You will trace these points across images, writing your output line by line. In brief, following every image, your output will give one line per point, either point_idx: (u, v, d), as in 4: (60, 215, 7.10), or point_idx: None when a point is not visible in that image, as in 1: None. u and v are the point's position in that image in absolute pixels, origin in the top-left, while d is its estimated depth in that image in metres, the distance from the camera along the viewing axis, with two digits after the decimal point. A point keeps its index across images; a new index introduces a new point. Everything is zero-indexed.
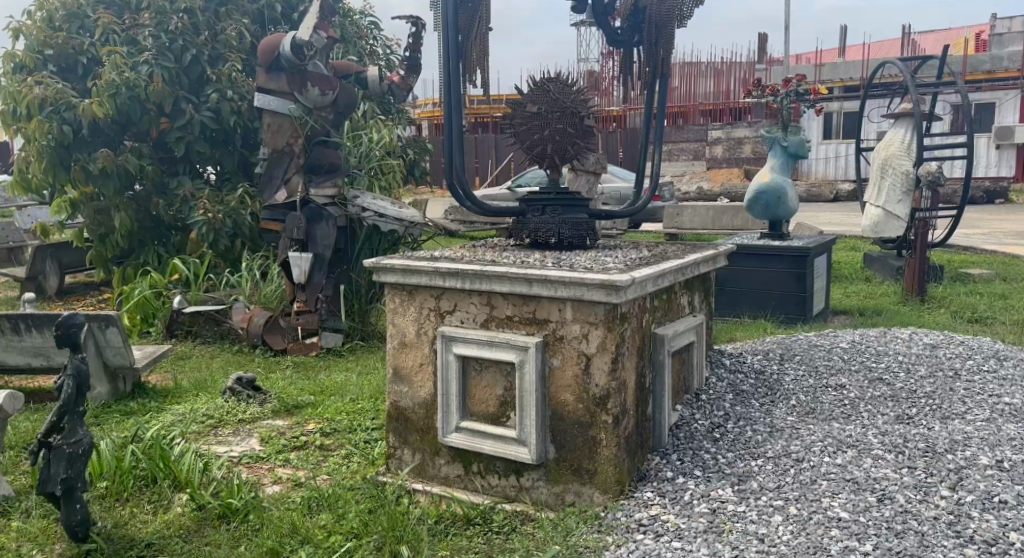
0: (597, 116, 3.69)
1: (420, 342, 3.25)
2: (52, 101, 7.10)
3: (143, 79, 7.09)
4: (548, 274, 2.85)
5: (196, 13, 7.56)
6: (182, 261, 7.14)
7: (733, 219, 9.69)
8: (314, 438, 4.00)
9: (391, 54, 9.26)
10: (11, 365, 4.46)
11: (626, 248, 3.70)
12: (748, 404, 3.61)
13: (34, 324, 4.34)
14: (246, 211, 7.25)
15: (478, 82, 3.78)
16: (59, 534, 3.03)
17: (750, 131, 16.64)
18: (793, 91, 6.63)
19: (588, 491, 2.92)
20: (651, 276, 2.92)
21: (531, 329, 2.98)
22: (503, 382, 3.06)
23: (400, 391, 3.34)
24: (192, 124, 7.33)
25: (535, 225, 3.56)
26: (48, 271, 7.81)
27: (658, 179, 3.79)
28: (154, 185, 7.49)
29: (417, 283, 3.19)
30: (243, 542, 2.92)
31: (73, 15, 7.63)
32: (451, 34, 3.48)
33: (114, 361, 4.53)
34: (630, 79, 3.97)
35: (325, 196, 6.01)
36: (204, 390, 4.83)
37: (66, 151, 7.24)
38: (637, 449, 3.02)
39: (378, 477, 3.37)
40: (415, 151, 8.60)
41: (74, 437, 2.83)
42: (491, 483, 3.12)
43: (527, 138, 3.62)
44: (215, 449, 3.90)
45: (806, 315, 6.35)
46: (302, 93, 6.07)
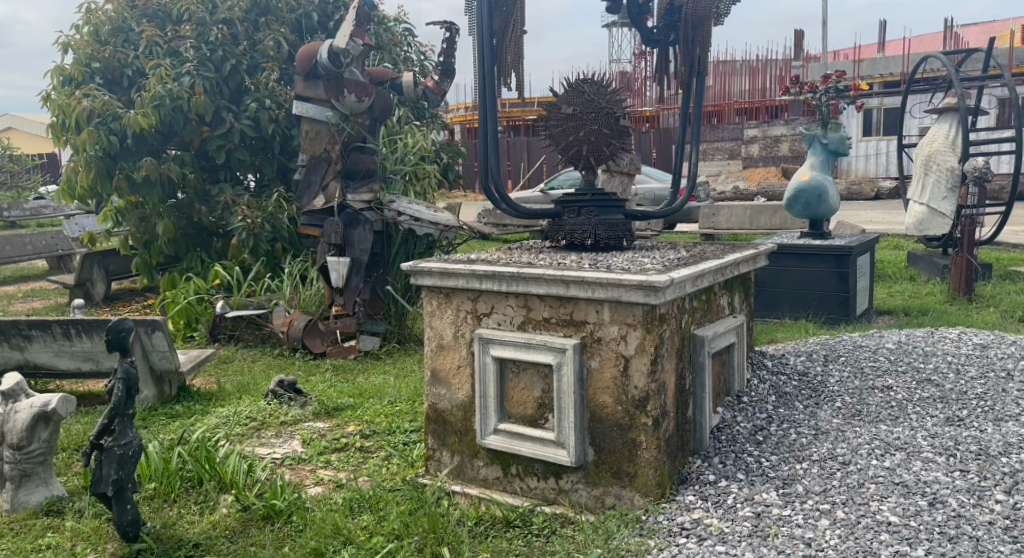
0: (632, 117, 3.68)
1: (458, 344, 3.27)
2: (99, 113, 7.23)
3: (186, 90, 7.21)
4: (585, 275, 2.84)
5: (235, 24, 7.71)
6: (224, 266, 7.26)
7: (769, 218, 9.47)
8: (354, 440, 4.04)
9: (425, 60, 9.31)
10: (62, 370, 4.58)
11: (664, 249, 3.68)
12: (791, 406, 3.57)
13: (84, 330, 4.45)
14: (284, 216, 7.35)
15: (513, 84, 3.79)
16: (111, 533, 3.09)
17: (787, 130, 16.41)
18: (832, 87, 6.49)
19: (628, 494, 2.91)
20: (690, 276, 2.90)
21: (568, 330, 2.98)
22: (541, 383, 3.06)
23: (438, 393, 3.36)
24: (232, 132, 7.48)
25: (570, 227, 3.55)
26: (95, 278, 8.01)
27: (695, 178, 3.75)
28: (196, 193, 7.61)
29: (454, 286, 3.21)
30: (287, 543, 2.97)
31: (119, 29, 7.80)
32: (486, 37, 3.49)
33: (160, 365, 4.62)
34: (666, 79, 3.94)
35: (361, 201, 6.08)
36: (247, 393, 4.90)
37: (112, 161, 7.42)
38: (678, 451, 3.00)
39: (418, 479, 3.39)
40: (450, 155, 8.65)
41: (124, 439, 2.90)
42: (530, 485, 3.13)
43: (562, 140, 3.62)
44: (259, 450, 3.97)
45: (849, 315, 6.26)
46: (339, 100, 6.17)
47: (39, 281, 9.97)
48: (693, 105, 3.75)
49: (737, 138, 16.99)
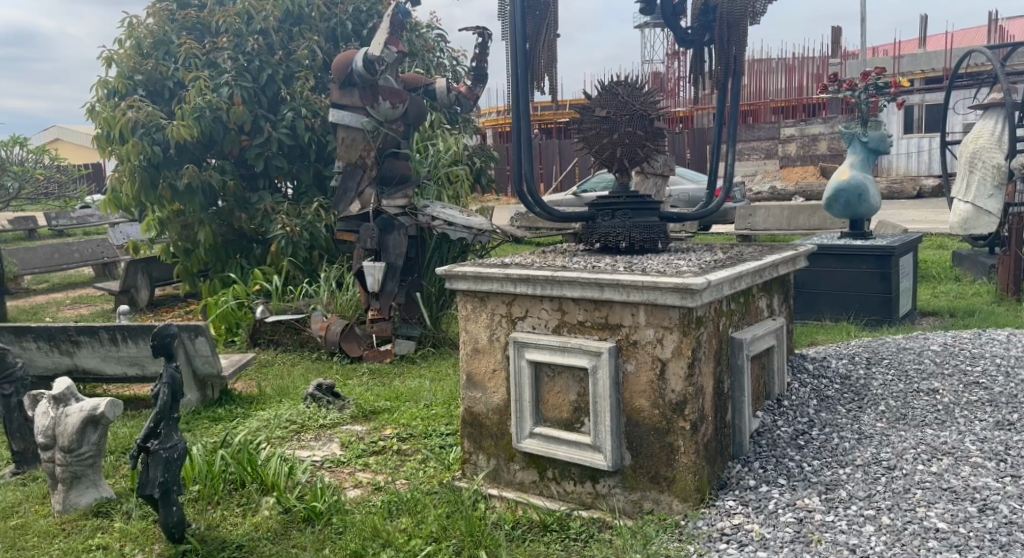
0: (666, 118, 3.66)
1: (493, 348, 3.28)
2: (143, 124, 7.40)
3: (225, 101, 7.36)
4: (620, 278, 2.84)
5: (270, 34, 7.83)
6: (263, 272, 7.37)
7: (809, 219, 9.28)
8: (391, 444, 4.07)
9: (458, 65, 9.36)
10: (109, 375, 4.70)
11: (700, 251, 3.65)
12: (833, 410, 3.52)
13: (130, 335, 4.55)
14: (322, 223, 7.45)
15: (545, 88, 3.80)
16: (158, 534, 3.16)
17: (825, 128, 16.17)
18: (872, 85, 6.36)
19: (667, 499, 2.89)
20: (728, 278, 2.88)
21: (603, 334, 2.97)
22: (576, 387, 3.06)
23: (474, 397, 3.37)
24: (270, 140, 7.61)
25: (604, 230, 3.54)
26: (139, 284, 8.18)
27: (731, 179, 3.72)
28: (236, 200, 7.75)
29: (489, 290, 3.22)
30: (327, 545, 3.01)
31: (160, 42, 7.97)
32: (519, 42, 3.50)
33: (203, 369, 4.71)
34: (701, 78, 3.91)
35: (396, 206, 6.14)
36: (287, 396, 4.98)
37: (155, 170, 7.59)
38: (717, 456, 2.98)
39: (455, 482, 3.41)
40: (483, 159, 8.69)
41: (169, 442, 2.96)
42: (567, 490, 3.13)
43: (596, 143, 3.62)
44: (298, 453, 4.03)
45: (892, 316, 6.15)
46: (374, 107, 6.23)
47: (85, 288, 10.21)
48: (729, 105, 3.72)
49: (773, 137, 16.67)
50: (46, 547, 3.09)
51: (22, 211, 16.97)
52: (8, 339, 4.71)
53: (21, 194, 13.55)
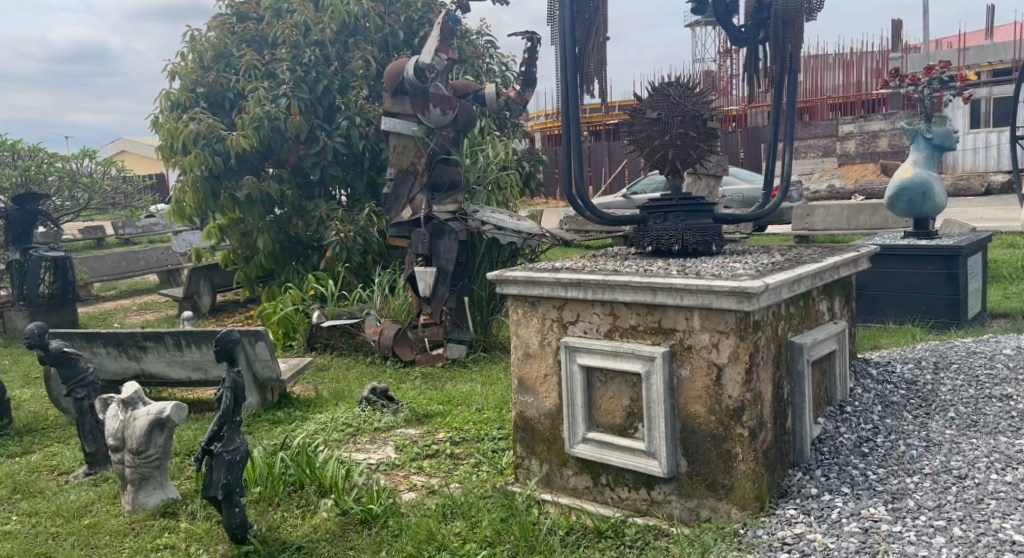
0: (719, 118, 3.62)
1: (545, 353, 3.28)
2: (205, 135, 7.58)
3: (283, 111, 7.54)
4: (673, 282, 2.82)
5: (326, 45, 7.99)
6: (318, 278, 7.50)
7: (869, 217, 9.00)
8: (445, 447, 4.11)
9: (507, 70, 9.40)
10: (174, 379, 4.85)
11: (755, 253, 3.59)
12: (899, 416, 3.43)
13: (193, 341, 4.68)
14: (375, 229, 7.56)
15: (596, 91, 3.80)
16: (221, 535, 3.24)
17: (885, 124, 15.74)
18: (935, 79, 6.18)
19: (725, 507, 2.86)
20: (786, 281, 2.84)
21: (657, 338, 2.95)
22: (629, 392, 3.04)
23: (526, 401, 3.38)
24: (326, 149, 7.77)
25: (656, 233, 3.52)
26: (201, 290, 8.41)
27: (788, 179, 3.66)
28: (294, 208, 7.92)
29: (540, 294, 3.23)
30: (384, 547, 3.06)
31: (220, 55, 8.19)
32: (568, 46, 3.50)
33: (262, 373, 4.82)
34: (755, 76, 3.85)
35: (447, 212, 6.21)
36: (342, 399, 5.06)
37: (217, 180, 7.79)
38: (777, 464, 2.93)
39: (508, 487, 3.42)
40: (532, 163, 8.71)
41: (232, 445, 3.04)
42: (622, 496, 3.11)
43: (647, 145, 3.60)
44: (354, 456, 4.08)
45: (960, 319, 5.97)
46: (425, 115, 6.29)
47: (150, 295, 10.53)
48: (785, 103, 3.65)
49: (831, 135, 16.28)
50: (117, 546, 3.20)
51: (92, 222, 17.59)
52: (79, 345, 4.90)
53: (91, 204, 14.08)
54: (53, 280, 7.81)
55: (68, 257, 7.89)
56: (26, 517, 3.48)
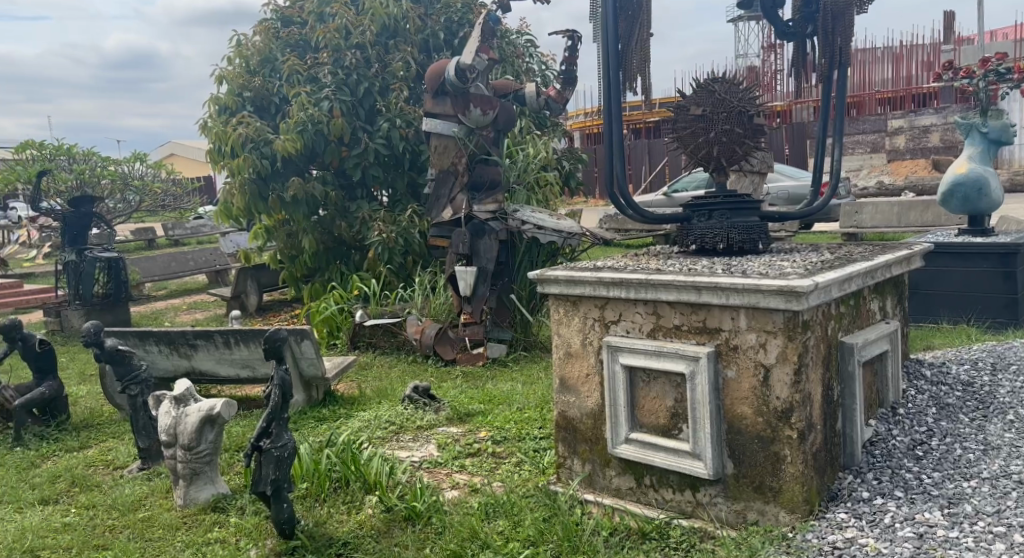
0: (765, 115, 3.56)
1: (586, 352, 3.27)
2: (253, 138, 7.72)
3: (325, 114, 7.64)
4: (718, 281, 2.79)
5: (367, 47, 8.06)
6: (361, 277, 7.58)
7: (920, 215, 8.88)
8: (486, 446, 4.12)
9: (547, 69, 9.39)
10: (223, 376, 4.94)
11: (803, 251, 3.53)
12: (955, 419, 3.35)
13: (241, 339, 4.76)
14: (416, 230, 7.60)
15: (638, 89, 3.78)
16: (269, 530, 3.29)
17: (937, 118, 15.27)
18: (992, 72, 6.02)
19: (773, 510, 2.82)
20: (836, 280, 2.79)
21: (701, 338, 2.92)
22: (673, 392, 3.01)
23: (567, 401, 3.37)
24: (367, 151, 7.85)
25: (700, 232, 3.48)
26: (248, 290, 8.56)
27: (837, 175, 3.58)
28: (337, 209, 8.02)
29: (582, 293, 3.22)
30: (429, 545, 3.08)
31: (266, 59, 8.34)
32: (611, 44, 3.48)
33: (308, 371, 4.89)
34: (803, 71, 3.78)
35: (487, 212, 6.23)
36: (385, 397, 5.10)
37: (264, 183, 7.91)
38: (827, 466, 2.88)
39: (550, 486, 3.42)
40: (571, 162, 8.69)
41: (280, 441, 3.09)
42: (667, 497, 3.09)
43: (691, 142, 3.57)
44: (398, 453, 4.12)
45: (1018, 319, 5.80)
46: (465, 115, 6.29)
47: (198, 294, 10.76)
48: (834, 98, 3.58)
49: (880, 130, 15.72)
50: (169, 539, 3.26)
51: (143, 224, 18.05)
52: (133, 343, 5.02)
53: (143, 206, 14.42)
54: (107, 281, 8.03)
55: (121, 258, 8.09)
56: (84, 510, 3.58)
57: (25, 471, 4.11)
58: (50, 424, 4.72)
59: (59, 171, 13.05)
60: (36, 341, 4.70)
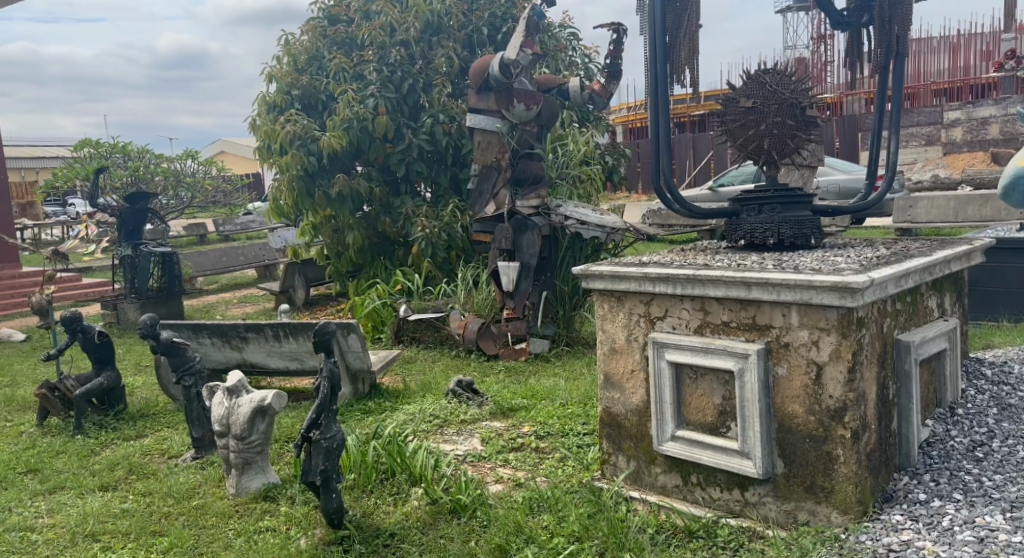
0: (818, 106, 3.49)
1: (631, 348, 3.24)
2: (300, 136, 7.82)
3: (371, 112, 7.72)
4: (769, 277, 2.74)
5: (411, 44, 8.09)
6: (405, 272, 7.63)
7: (978, 209, 8.74)
8: (530, 441, 4.12)
9: (591, 62, 9.33)
10: (273, 368, 5.02)
11: (857, 246, 3.46)
12: (1017, 420, 3.25)
13: (290, 332, 4.83)
14: (459, 225, 7.64)
15: (687, 81, 3.73)
16: (319, 520, 3.34)
17: (997, 110, 14.47)
18: None
19: (825, 510, 2.77)
20: (892, 276, 2.72)
21: (751, 335, 2.88)
22: (721, 390, 2.97)
23: (612, 397, 3.35)
24: (411, 147, 7.91)
25: (749, 227, 3.43)
26: (296, 284, 8.75)
27: (894, 169, 3.49)
28: (381, 205, 8.09)
29: (626, 289, 3.19)
30: (474, 538, 3.10)
31: (313, 57, 8.44)
32: (658, 35, 3.43)
33: (355, 364, 4.94)
34: (857, 62, 3.68)
35: (530, 207, 6.22)
36: (429, 391, 5.14)
37: (311, 180, 8.01)
38: (882, 467, 2.82)
39: (595, 482, 3.41)
40: (614, 157, 8.63)
41: (329, 432, 3.13)
42: (713, 496, 3.05)
43: (741, 135, 3.51)
44: (442, 447, 4.15)
45: None
46: (509, 110, 6.30)
47: (247, 288, 10.97)
48: (890, 88, 3.49)
49: (936, 122, 15.16)
50: (222, 527, 3.33)
51: (195, 220, 18.48)
52: (186, 335, 5.12)
53: (194, 203, 14.74)
54: (160, 275, 8.23)
55: (175, 253, 8.28)
56: (141, 497, 3.67)
57: (85, 458, 4.24)
58: (108, 413, 4.87)
59: (114, 169, 13.41)
60: (95, 332, 4.83)
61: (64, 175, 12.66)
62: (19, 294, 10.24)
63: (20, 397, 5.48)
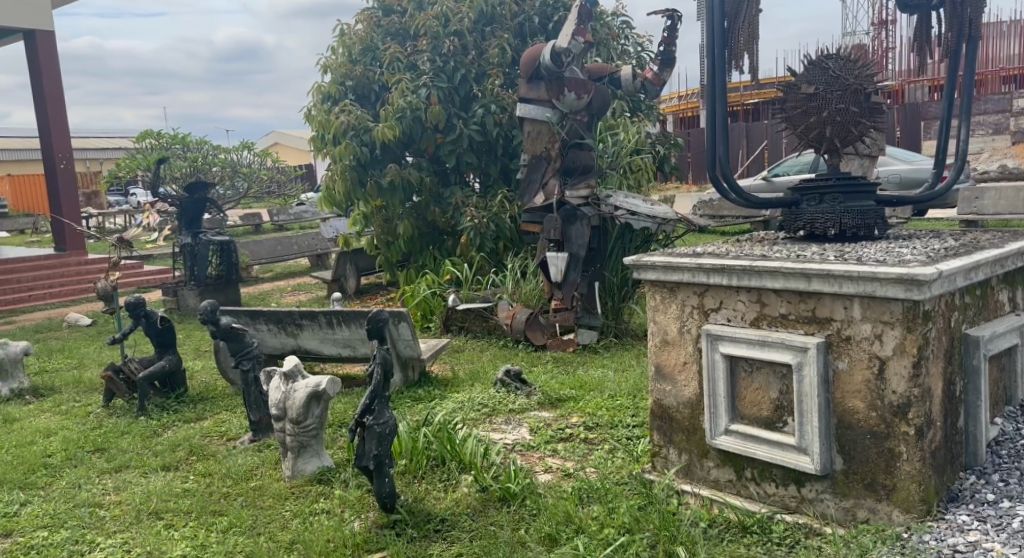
0: (884, 93, 3.38)
1: (684, 340, 3.20)
2: (354, 126, 7.89)
3: (423, 102, 7.75)
4: (830, 269, 2.66)
5: (465, 34, 8.09)
6: (454, 262, 7.66)
7: None
8: (579, 432, 4.10)
9: (643, 50, 9.21)
10: (326, 355, 5.09)
11: (924, 238, 3.34)
12: None
13: (343, 319, 4.89)
14: (507, 215, 7.64)
15: (745, 67, 3.64)
16: (371, 503, 3.38)
17: None
18: None
19: (886, 509, 2.70)
20: (961, 268, 2.63)
21: (810, 328, 2.80)
22: (778, 384, 2.91)
23: (664, 390, 3.30)
24: (462, 138, 7.93)
25: (810, 216, 3.34)
26: (347, 273, 8.86)
27: (963, 158, 3.37)
28: (431, 195, 8.12)
29: (679, 280, 3.14)
30: (524, 526, 3.10)
31: (367, 48, 8.51)
32: (717, 20, 3.37)
33: (405, 352, 4.98)
34: (926, 46, 3.55)
35: (579, 197, 6.15)
36: (478, 380, 5.15)
37: (363, 170, 8.09)
38: (947, 465, 2.74)
39: (645, 475, 3.38)
40: (665, 147, 8.52)
41: (382, 418, 3.16)
42: (769, 491, 2.99)
43: (802, 122, 3.42)
44: (491, 435, 4.16)
45: None
46: (559, 100, 6.28)
47: (301, 276, 11.15)
48: (962, 74, 3.35)
49: (1004, 109, 14.32)
50: (278, 508, 3.39)
51: (251, 210, 18.86)
52: (244, 321, 5.23)
53: (250, 193, 15.04)
54: (218, 262, 8.41)
55: (232, 241, 8.46)
56: (201, 477, 3.76)
57: (149, 439, 4.36)
58: (170, 395, 5.01)
59: (173, 159, 13.78)
60: (158, 317, 4.95)
61: (126, 166, 13.03)
62: (85, 279, 10.58)
63: (87, 379, 5.68)
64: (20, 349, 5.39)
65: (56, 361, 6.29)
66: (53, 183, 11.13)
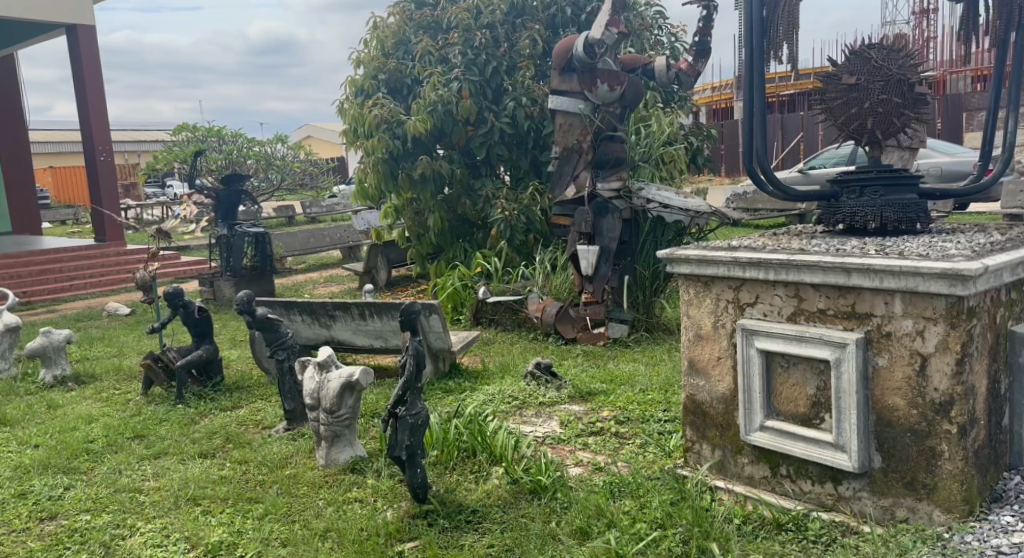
0: (928, 83, 3.30)
1: (718, 335, 3.16)
2: (387, 120, 7.92)
3: (455, 95, 7.75)
4: (870, 263, 2.61)
5: (497, 27, 8.07)
6: (485, 255, 7.66)
7: None
8: (609, 426, 4.08)
9: (676, 41, 9.11)
10: (359, 346, 5.12)
11: (967, 233, 3.27)
12: None
13: (375, 311, 4.92)
14: (538, 208, 7.61)
15: (784, 57, 3.58)
16: (404, 494, 3.40)
17: None
18: None
19: (926, 508, 2.65)
20: (1007, 263, 2.56)
21: (849, 323, 2.75)
22: (815, 381, 2.86)
23: (697, 385, 3.27)
24: (493, 131, 7.92)
25: (850, 210, 3.27)
26: (379, 265, 8.91)
27: (1011, 151, 3.29)
28: (463, 188, 8.14)
29: (715, 274, 3.10)
30: (555, 518, 3.09)
31: (399, 42, 8.56)
32: (755, 9, 3.31)
33: (436, 344, 5.00)
34: (973, 35, 3.46)
35: (611, 190, 6.13)
36: (509, 373, 5.15)
37: (395, 163, 8.11)
38: (989, 464, 2.69)
39: (678, 470, 3.35)
40: (699, 139, 8.42)
41: (414, 409, 3.17)
42: (804, 489, 2.95)
43: (842, 113, 3.36)
44: (522, 428, 4.16)
45: None
46: (592, 91, 6.21)
47: (333, 268, 11.23)
48: (1010, 64, 3.26)
49: None
50: (312, 496, 3.42)
51: (285, 203, 19.06)
52: (278, 312, 5.28)
53: (283, 185, 15.18)
54: (254, 254, 8.51)
55: (267, 233, 8.55)
56: (237, 465, 3.81)
57: (186, 426, 4.43)
58: (206, 384, 5.07)
59: (209, 152, 13.96)
60: (195, 307, 5.01)
61: (163, 158, 13.23)
62: (124, 269, 10.76)
63: (127, 367, 5.78)
64: (63, 337, 5.51)
65: (97, 349, 6.42)
66: (92, 175, 11.33)
